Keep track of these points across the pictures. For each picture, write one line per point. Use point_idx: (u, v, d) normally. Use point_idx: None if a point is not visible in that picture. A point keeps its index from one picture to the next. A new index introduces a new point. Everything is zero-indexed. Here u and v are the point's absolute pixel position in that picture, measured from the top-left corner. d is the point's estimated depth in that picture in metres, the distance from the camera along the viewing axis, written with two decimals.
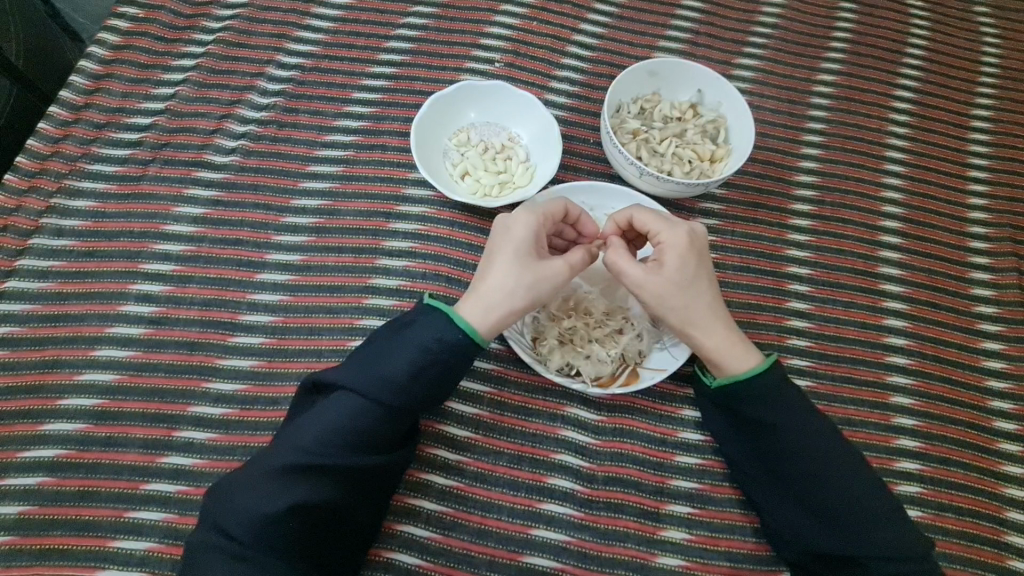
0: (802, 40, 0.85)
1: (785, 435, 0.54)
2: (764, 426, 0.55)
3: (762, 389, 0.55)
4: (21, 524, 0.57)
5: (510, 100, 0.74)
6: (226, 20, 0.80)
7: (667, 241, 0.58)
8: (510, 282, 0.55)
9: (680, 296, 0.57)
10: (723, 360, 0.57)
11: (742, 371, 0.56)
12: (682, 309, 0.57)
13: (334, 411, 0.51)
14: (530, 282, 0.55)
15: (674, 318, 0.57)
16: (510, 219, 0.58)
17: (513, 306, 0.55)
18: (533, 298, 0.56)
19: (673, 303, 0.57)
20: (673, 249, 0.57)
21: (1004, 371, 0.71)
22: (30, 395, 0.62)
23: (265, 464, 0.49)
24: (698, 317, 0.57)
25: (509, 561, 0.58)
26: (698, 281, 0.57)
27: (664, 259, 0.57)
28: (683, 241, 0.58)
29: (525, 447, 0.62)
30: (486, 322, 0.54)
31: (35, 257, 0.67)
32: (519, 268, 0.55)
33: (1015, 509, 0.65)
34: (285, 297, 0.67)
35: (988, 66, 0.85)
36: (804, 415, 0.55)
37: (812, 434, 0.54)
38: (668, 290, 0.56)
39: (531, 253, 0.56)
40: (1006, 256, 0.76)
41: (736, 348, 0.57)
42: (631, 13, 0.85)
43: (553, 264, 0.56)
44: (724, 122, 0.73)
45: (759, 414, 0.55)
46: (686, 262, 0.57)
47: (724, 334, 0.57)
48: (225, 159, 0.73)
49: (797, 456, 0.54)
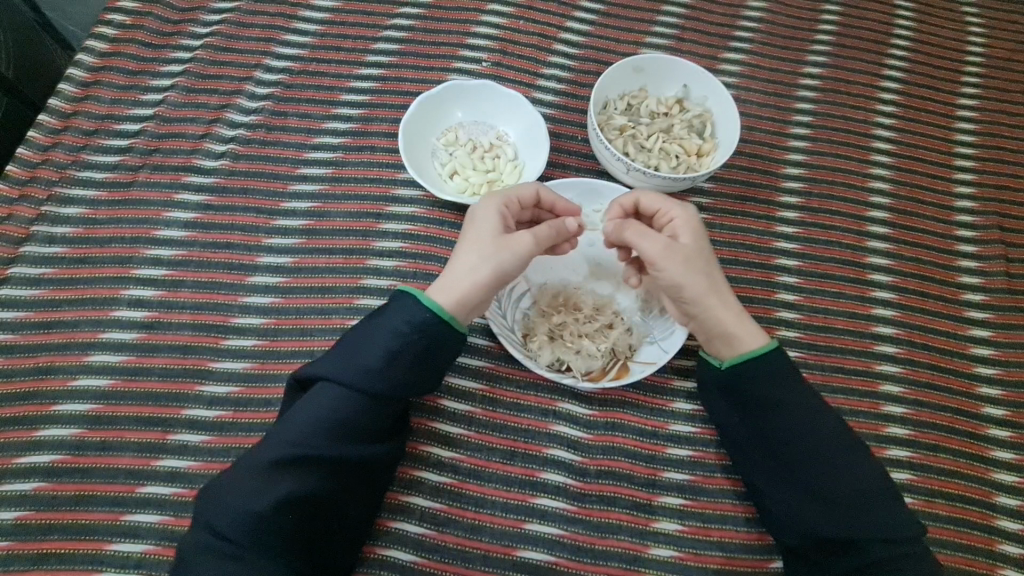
0: (788, 33, 0.86)
1: (793, 413, 0.54)
2: (773, 406, 0.55)
3: (773, 367, 0.55)
4: (18, 529, 0.58)
5: (497, 100, 0.75)
6: (213, 25, 0.80)
7: (679, 215, 0.59)
8: (471, 256, 0.56)
9: (699, 265, 0.57)
10: (744, 331, 0.56)
11: (762, 346, 0.56)
12: (704, 277, 0.56)
13: (315, 404, 0.51)
14: (491, 253, 0.55)
15: (698, 289, 0.56)
16: (472, 206, 0.60)
17: (477, 279, 0.55)
18: (495, 268, 0.55)
19: (696, 271, 0.56)
20: (687, 223, 0.59)
21: (993, 358, 0.71)
22: (25, 401, 0.62)
23: (252, 462, 0.50)
24: (717, 287, 0.57)
25: (504, 556, 0.59)
26: (712, 256, 0.58)
27: (679, 234, 0.58)
28: (696, 216, 0.59)
29: (517, 442, 0.63)
30: (450, 296, 0.54)
31: (26, 264, 0.67)
32: (482, 243, 0.56)
33: (1005, 494, 0.66)
34: (277, 299, 0.68)
35: (973, 55, 0.86)
36: (808, 394, 0.55)
37: (818, 416, 0.54)
38: (691, 259, 0.56)
39: (491, 229, 0.57)
40: (994, 244, 0.76)
41: (753, 324, 0.57)
42: (617, 10, 0.85)
43: (516, 236, 0.56)
44: (710, 116, 0.74)
45: (770, 393, 0.55)
46: (700, 237, 0.58)
47: (738, 309, 0.57)
48: (215, 163, 0.73)
49: (805, 436, 0.54)
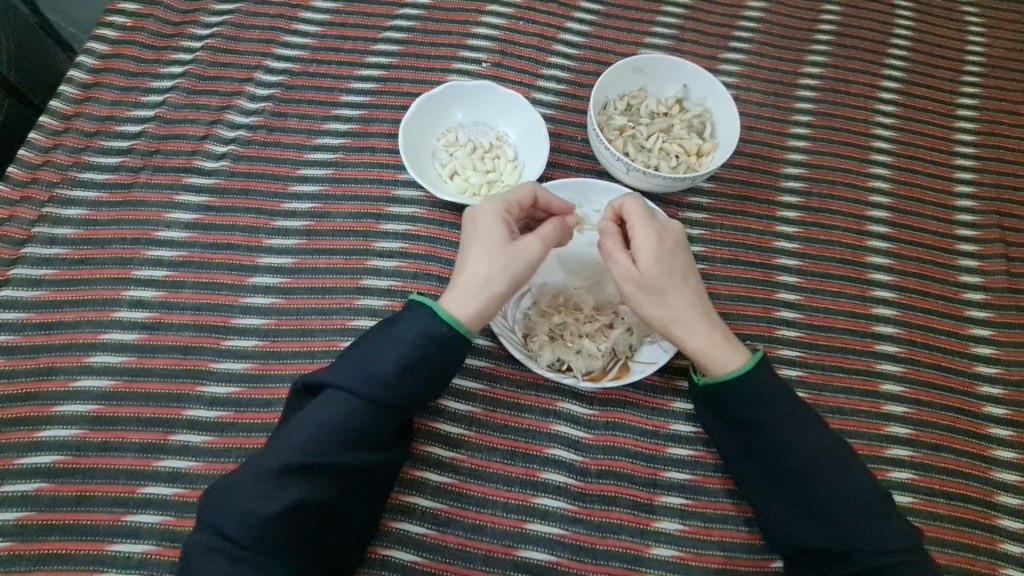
0: (787, 33, 0.86)
1: (778, 430, 0.54)
2: (752, 423, 0.55)
3: (755, 385, 0.55)
4: (19, 530, 0.58)
5: (497, 100, 0.75)
6: (214, 27, 0.81)
7: (638, 237, 0.57)
8: (484, 269, 0.56)
9: (655, 294, 0.57)
10: (706, 358, 0.57)
11: (725, 372, 0.56)
12: (660, 307, 0.57)
13: (326, 410, 0.51)
14: (504, 264, 0.56)
15: (657, 317, 0.57)
16: (472, 211, 0.59)
17: (492, 292, 0.55)
18: (510, 279, 0.56)
19: (650, 301, 0.57)
20: (647, 246, 0.57)
21: (994, 358, 0.71)
22: (26, 402, 0.62)
23: (260, 465, 0.50)
24: (677, 314, 0.57)
25: (505, 556, 0.59)
26: (675, 280, 0.57)
27: (638, 257, 0.57)
28: (654, 237, 0.57)
29: (518, 442, 0.63)
30: (467, 310, 0.55)
31: (28, 265, 0.67)
32: (491, 253, 0.56)
33: (1007, 493, 0.66)
34: (278, 299, 0.68)
35: (972, 54, 0.86)
36: (791, 408, 0.55)
37: (800, 431, 0.54)
38: (644, 289, 0.57)
39: (498, 239, 0.57)
40: (993, 244, 0.76)
41: (722, 347, 0.57)
42: (617, 11, 0.85)
43: (525, 243, 0.57)
44: (710, 116, 0.74)
45: (748, 410, 0.55)
46: (661, 260, 0.57)
47: (706, 332, 0.57)
48: (216, 164, 0.73)
49: (786, 451, 0.54)
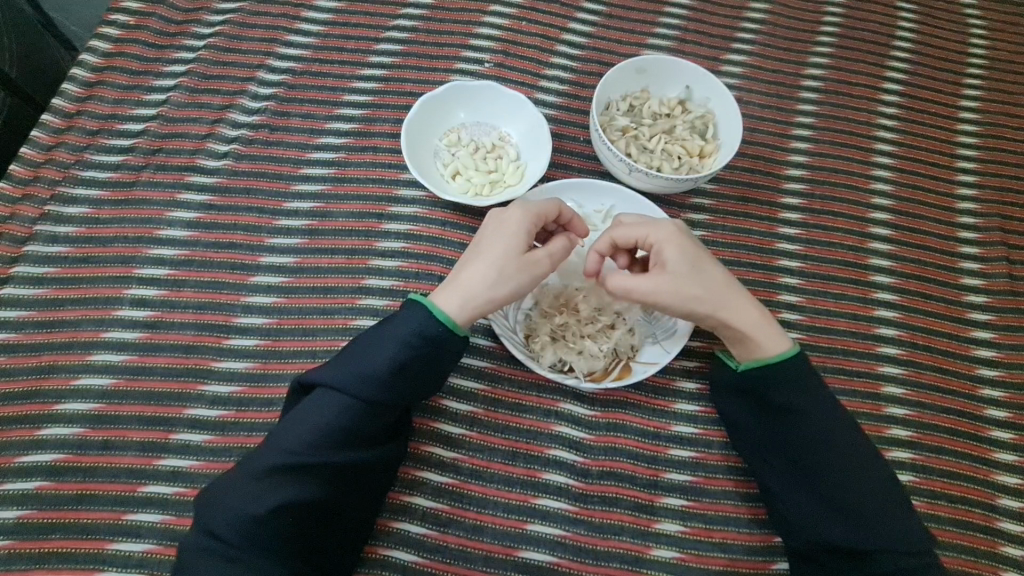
0: (790, 35, 0.86)
1: (809, 419, 0.54)
2: (788, 412, 0.55)
3: (792, 374, 0.55)
4: (19, 528, 0.58)
5: (499, 100, 0.75)
6: (217, 26, 0.81)
7: (661, 238, 0.58)
8: (493, 273, 0.56)
9: (702, 280, 0.57)
10: (760, 338, 0.57)
11: (775, 353, 0.57)
12: (710, 291, 0.57)
13: (318, 410, 0.51)
14: (512, 272, 0.56)
15: (706, 305, 0.57)
16: (501, 212, 0.59)
17: (493, 297, 0.56)
18: (512, 288, 0.57)
19: (700, 287, 0.57)
20: (672, 244, 0.58)
21: (995, 360, 0.71)
22: (26, 400, 0.62)
23: (253, 465, 0.50)
24: (725, 296, 0.58)
25: (506, 556, 0.59)
26: (707, 263, 0.58)
27: (666, 259, 0.58)
28: (674, 233, 0.58)
29: (519, 442, 0.63)
30: (465, 312, 0.55)
31: (30, 263, 0.67)
32: (503, 259, 0.56)
33: (1008, 497, 0.66)
34: (280, 298, 0.68)
35: (976, 57, 0.86)
36: (828, 402, 0.55)
37: (835, 425, 0.54)
38: (689, 278, 0.57)
39: (513, 246, 0.57)
40: (996, 246, 0.76)
41: (769, 328, 0.57)
42: (620, 12, 0.85)
43: (536, 257, 0.57)
44: (713, 117, 0.74)
45: (786, 398, 0.55)
46: (687, 252, 0.58)
47: (755, 313, 0.58)
48: (218, 163, 0.73)
49: (818, 443, 0.54)
